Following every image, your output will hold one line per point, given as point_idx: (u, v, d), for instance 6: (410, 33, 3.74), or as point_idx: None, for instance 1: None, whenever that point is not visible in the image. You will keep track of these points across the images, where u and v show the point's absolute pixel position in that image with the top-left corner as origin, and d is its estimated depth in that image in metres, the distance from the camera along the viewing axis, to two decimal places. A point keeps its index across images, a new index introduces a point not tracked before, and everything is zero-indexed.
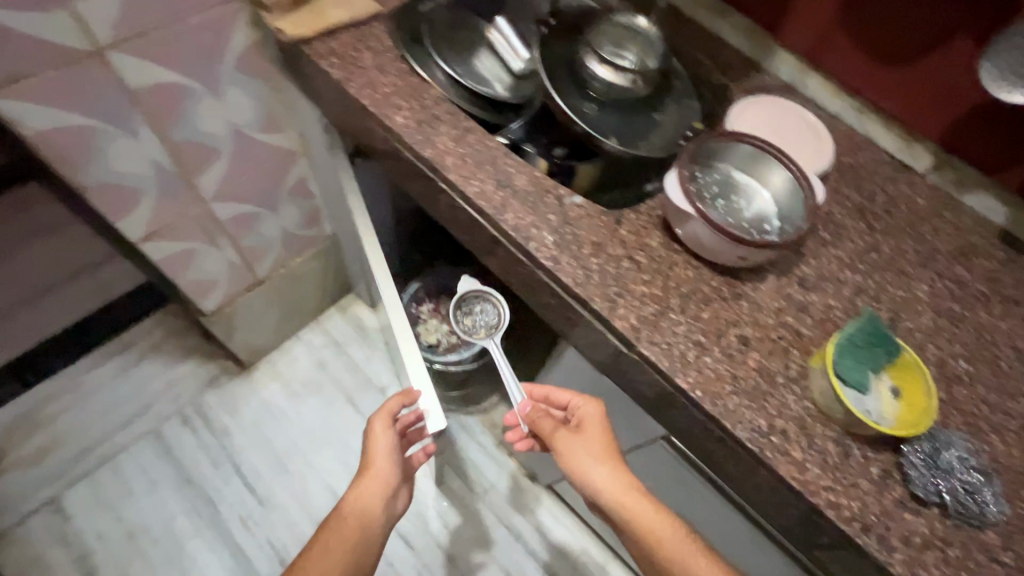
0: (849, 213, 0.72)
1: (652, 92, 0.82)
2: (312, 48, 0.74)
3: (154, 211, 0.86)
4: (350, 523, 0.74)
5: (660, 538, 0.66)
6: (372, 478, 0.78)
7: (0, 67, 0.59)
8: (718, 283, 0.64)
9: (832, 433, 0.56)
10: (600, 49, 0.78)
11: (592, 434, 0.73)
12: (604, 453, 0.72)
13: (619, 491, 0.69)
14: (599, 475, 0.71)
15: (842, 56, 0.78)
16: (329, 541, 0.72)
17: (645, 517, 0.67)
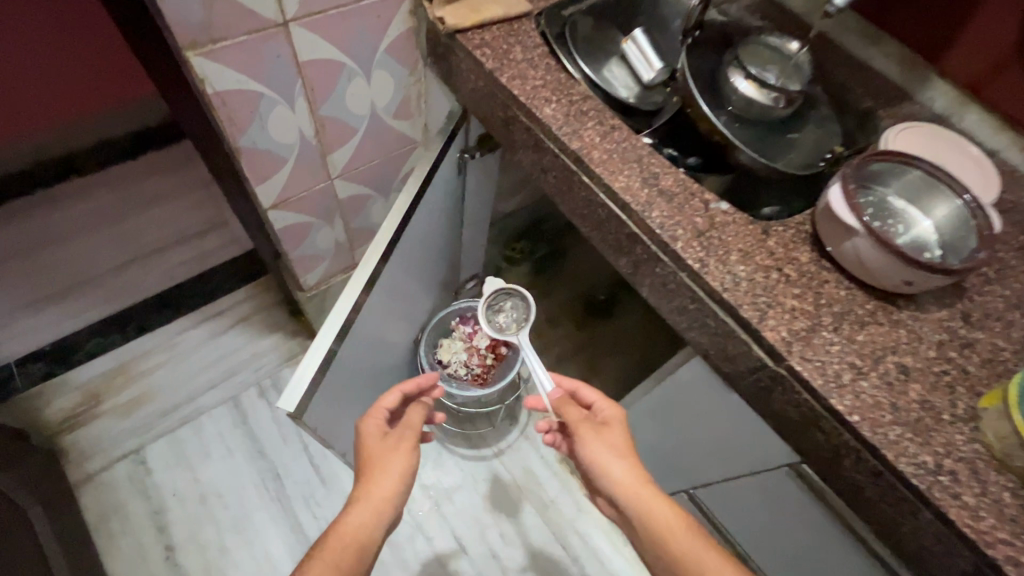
0: (1015, 253, 0.67)
1: (791, 114, 0.80)
2: (466, 38, 0.77)
3: (289, 181, 0.90)
4: (348, 537, 0.70)
5: (674, 536, 0.66)
6: (373, 493, 0.75)
7: (205, 26, 0.64)
8: (873, 307, 0.60)
9: (1009, 483, 0.51)
10: (747, 65, 0.77)
11: (615, 431, 0.78)
12: (622, 450, 0.75)
13: (635, 487, 0.71)
14: (619, 473, 0.72)
15: (1012, 89, 0.73)
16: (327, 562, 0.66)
17: (660, 513, 0.68)
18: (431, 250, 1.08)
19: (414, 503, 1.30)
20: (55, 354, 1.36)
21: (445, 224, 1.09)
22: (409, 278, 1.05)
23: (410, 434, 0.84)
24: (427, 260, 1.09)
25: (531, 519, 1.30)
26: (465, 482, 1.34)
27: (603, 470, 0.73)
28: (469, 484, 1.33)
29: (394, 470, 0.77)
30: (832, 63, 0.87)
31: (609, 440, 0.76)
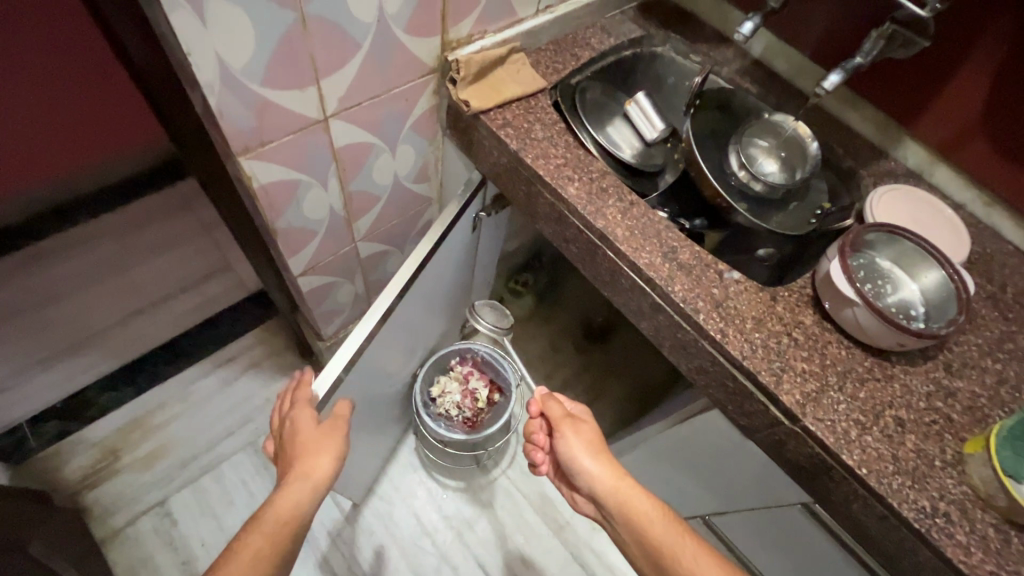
0: (985, 303, 0.78)
1: (792, 194, 0.90)
2: (489, 117, 0.82)
3: (319, 249, 0.94)
4: (283, 521, 0.67)
5: (624, 498, 0.82)
6: (303, 480, 0.71)
7: (273, 140, 0.69)
8: (870, 364, 0.68)
9: (991, 520, 0.60)
10: (747, 152, 0.90)
11: (587, 429, 0.92)
12: (595, 448, 0.89)
13: (610, 475, 0.85)
14: (589, 462, 0.87)
15: (978, 155, 0.82)
16: (262, 534, 0.65)
17: (634, 500, 0.81)
18: (431, 308, 1.09)
19: (440, 536, 1.35)
20: (69, 411, 1.35)
21: (448, 288, 1.10)
22: (405, 337, 1.05)
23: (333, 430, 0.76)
24: (426, 319, 1.10)
25: (550, 543, 1.37)
26: (485, 509, 1.39)
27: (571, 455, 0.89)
28: (489, 511, 1.39)
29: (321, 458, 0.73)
30: (816, 124, 0.95)
31: (578, 433, 0.91)
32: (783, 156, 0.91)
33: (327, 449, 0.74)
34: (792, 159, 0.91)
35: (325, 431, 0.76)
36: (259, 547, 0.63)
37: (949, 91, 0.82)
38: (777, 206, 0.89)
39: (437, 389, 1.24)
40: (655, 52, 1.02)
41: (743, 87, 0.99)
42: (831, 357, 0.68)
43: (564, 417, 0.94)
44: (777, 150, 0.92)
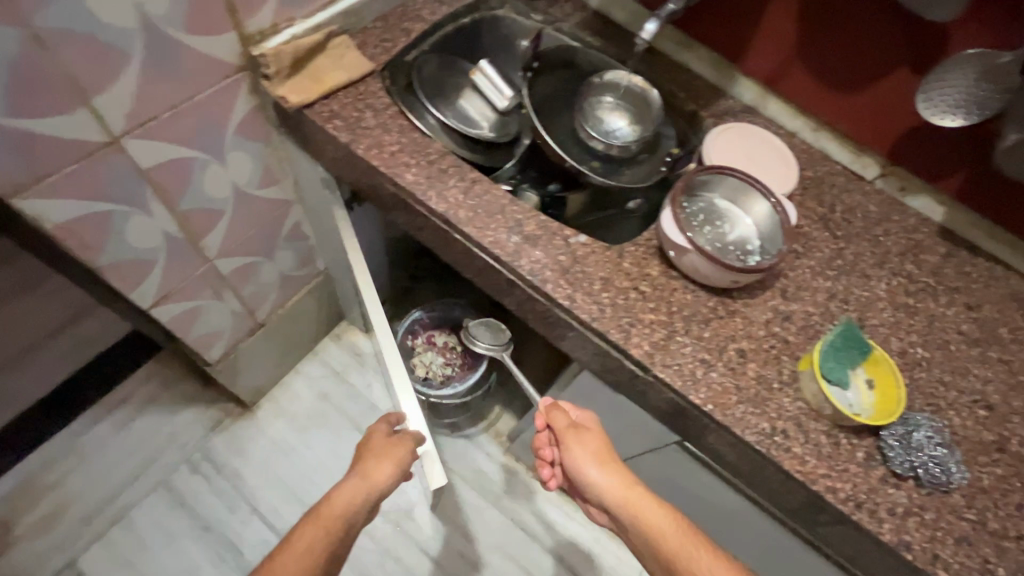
0: (815, 226, 0.83)
1: (645, 146, 0.91)
2: (314, 110, 0.78)
3: (165, 277, 0.87)
4: (333, 518, 0.75)
5: (631, 506, 0.76)
6: (360, 482, 0.81)
7: (52, 173, 0.62)
8: (714, 303, 0.72)
9: (823, 427, 0.66)
10: (595, 121, 0.91)
11: (591, 437, 0.83)
12: (600, 457, 0.81)
13: (618, 485, 0.77)
14: (596, 472, 0.80)
15: (800, 84, 0.86)
16: (317, 528, 0.73)
17: (643, 511, 0.75)
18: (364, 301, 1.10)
19: (379, 532, 1.36)
20: None
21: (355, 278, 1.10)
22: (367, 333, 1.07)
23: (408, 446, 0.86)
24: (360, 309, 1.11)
25: (490, 514, 1.41)
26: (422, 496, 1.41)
27: (578, 468, 0.81)
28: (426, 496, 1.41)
29: (389, 462, 0.83)
30: (658, 69, 0.96)
31: (581, 444, 0.82)
32: (630, 112, 0.92)
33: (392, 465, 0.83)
34: (637, 113, 0.92)
35: (387, 446, 0.86)
36: (313, 539, 0.72)
37: (767, 20, 0.84)
38: (631, 160, 0.90)
39: (422, 369, 1.34)
40: (489, 14, 0.98)
41: (585, 41, 0.98)
42: (678, 302, 0.71)
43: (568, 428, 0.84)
44: (621, 106, 0.93)
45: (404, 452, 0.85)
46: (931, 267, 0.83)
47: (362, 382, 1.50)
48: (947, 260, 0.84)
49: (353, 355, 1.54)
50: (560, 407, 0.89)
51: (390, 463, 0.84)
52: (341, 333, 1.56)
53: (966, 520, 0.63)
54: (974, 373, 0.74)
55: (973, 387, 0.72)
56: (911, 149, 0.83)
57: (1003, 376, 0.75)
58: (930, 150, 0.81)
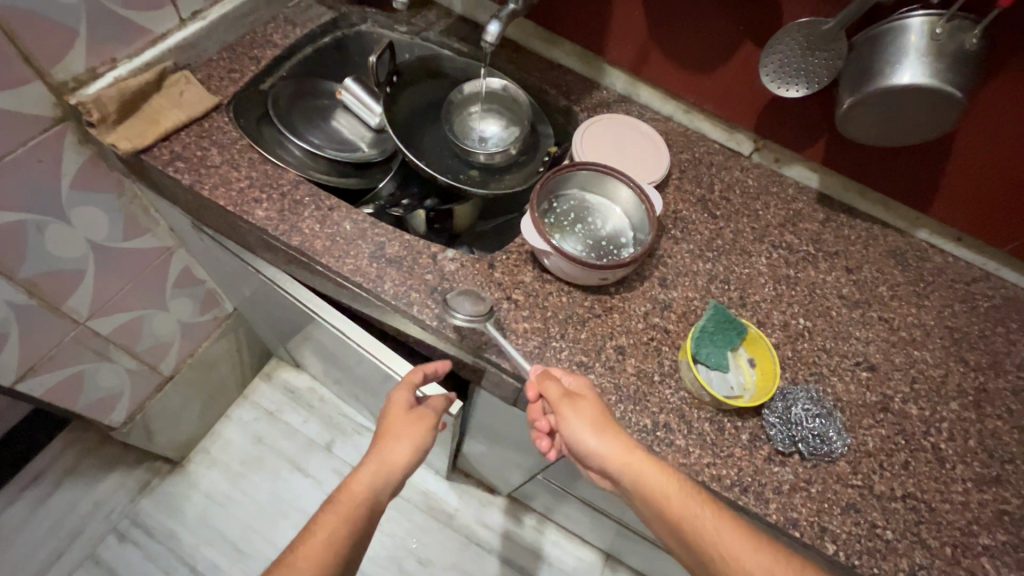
0: (694, 208, 0.83)
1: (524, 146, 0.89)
2: (153, 155, 0.73)
3: (25, 348, 0.81)
4: (357, 503, 0.63)
5: (646, 483, 0.57)
6: (381, 464, 0.68)
7: None
8: (590, 302, 0.71)
9: (707, 414, 0.65)
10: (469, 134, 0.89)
11: (591, 405, 0.60)
12: (602, 426, 0.59)
13: (624, 459, 0.57)
14: (596, 443, 0.59)
15: (661, 70, 0.85)
16: (335, 516, 0.61)
17: (658, 485, 0.56)
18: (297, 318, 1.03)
19: None
20: None
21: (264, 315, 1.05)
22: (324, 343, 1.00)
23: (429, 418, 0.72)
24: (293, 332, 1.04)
25: (444, 535, 1.38)
26: None
27: (574, 440, 0.60)
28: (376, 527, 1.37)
29: (411, 439, 0.70)
30: (528, 66, 0.94)
31: (581, 415, 0.59)
32: (502, 114, 0.90)
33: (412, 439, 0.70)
34: (506, 113, 0.90)
35: (407, 419, 0.71)
36: (330, 532, 0.60)
37: (617, 11, 0.83)
38: (510, 164, 0.89)
39: None
40: (351, 32, 0.96)
41: (452, 48, 0.95)
42: (552, 306, 0.70)
43: (564, 399, 0.60)
44: (489, 107, 0.90)
45: (427, 428, 0.71)
46: (810, 235, 0.83)
47: (297, 419, 1.45)
48: (826, 225, 0.85)
49: (285, 393, 1.48)
50: (554, 374, 0.64)
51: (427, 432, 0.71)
52: (271, 371, 1.50)
53: (853, 487, 0.63)
54: (855, 336, 0.74)
55: (854, 350, 0.73)
56: (773, 123, 0.83)
57: (884, 334, 0.75)
58: (792, 121, 0.82)
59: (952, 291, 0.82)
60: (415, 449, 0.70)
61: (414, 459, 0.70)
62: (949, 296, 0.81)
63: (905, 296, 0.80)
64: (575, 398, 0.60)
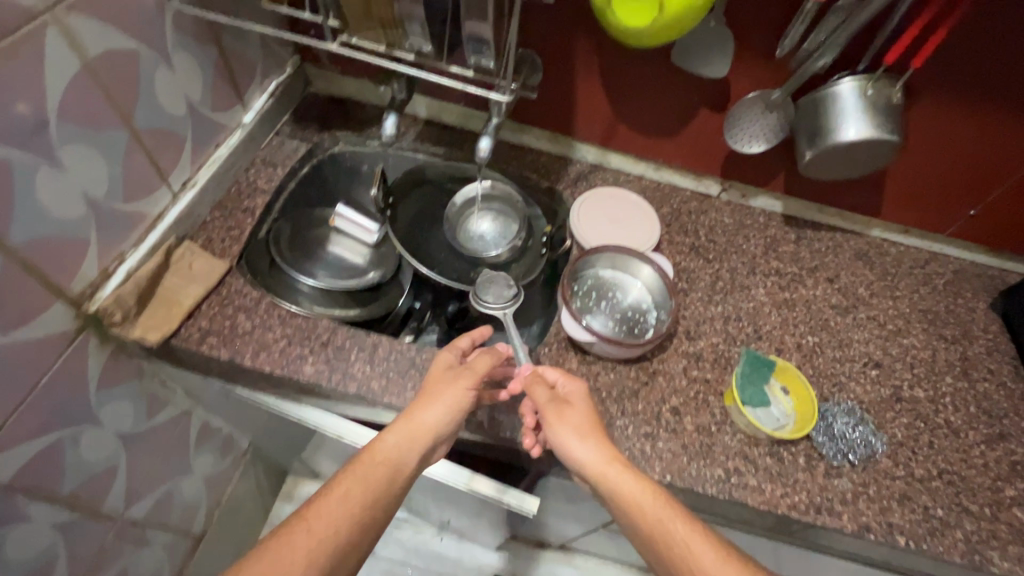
0: (691, 256, 0.91)
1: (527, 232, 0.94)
2: (182, 336, 0.72)
3: (71, 563, 0.76)
4: (380, 465, 0.62)
5: (616, 487, 0.62)
6: (410, 425, 0.65)
7: None
8: (635, 372, 0.77)
9: (766, 448, 0.72)
10: (472, 237, 0.94)
11: (576, 411, 0.67)
12: (583, 431, 0.66)
13: (599, 465, 0.63)
14: (577, 447, 0.65)
15: (629, 140, 0.95)
16: (357, 476, 0.60)
17: (629, 490, 0.61)
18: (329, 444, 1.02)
19: None
20: None
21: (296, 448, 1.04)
22: None
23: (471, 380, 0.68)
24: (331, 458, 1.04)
25: None
26: None
27: (557, 444, 0.66)
28: None
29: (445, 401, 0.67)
30: (504, 156, 1.00)
31: (565, 421, 0.66)
32: (495, 209, 0.96)
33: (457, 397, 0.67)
34: (502, 211, 0.95)
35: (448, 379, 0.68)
36: (346, 493, 0.59)
37: (580, 97, 0.91)
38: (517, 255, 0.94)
39: None
40: (326, 156, 0.98)
41: (428, 152, 1.00)
42: (605, 384, 0.75)
43: (551, 402, 0.67)
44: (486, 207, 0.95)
45: (467, 389, 0.67)
46: (790, 256, 0.94)
47: None
48: (799, 244, 0.96)
49: None
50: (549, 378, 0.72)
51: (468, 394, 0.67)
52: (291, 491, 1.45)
53: (901, 479, 0.72)
54: (856, 340, 0.85)
55: (859, 353, 0.84)
56: (735, 168, 0.93)
57: (877, 330, 0.87)
58: (751, 164, 0.93)
59: (914, 277, 0.95)
60: (455, 409, 0.67)
61: (452, 422, 0.67)
62: (912, 281, 0.94)
63: (881, 292, 0.92)
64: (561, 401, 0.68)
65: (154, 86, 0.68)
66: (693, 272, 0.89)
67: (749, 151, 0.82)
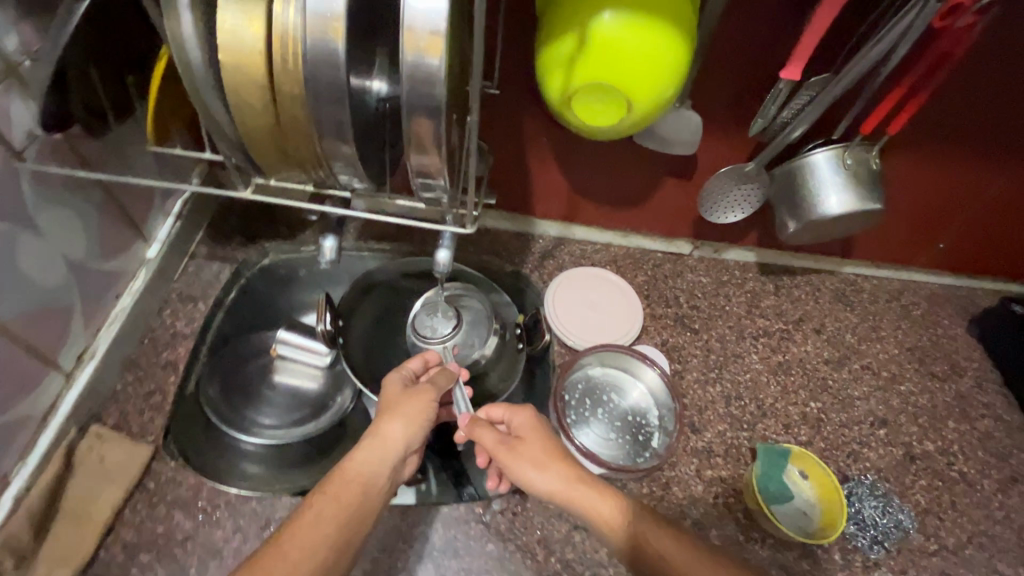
0: (677, 330, 0.85)
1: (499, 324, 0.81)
2: (106, 559, 0.59)
3: None
4: (352, 482, 0.56)
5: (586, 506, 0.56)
6: (374, 441, 0.59)
7: None
8: (649, 487, 0.69)
9: (799, 551, 0.66)
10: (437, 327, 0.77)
11: (534, 442, 0.60)
12: (546, 459, 0.59)
13: (566, 492, 0.57)
14: (541, 480, 0.58)
15: (592, 211, 0.87)
16: (327, 497, 0.54)
17: (598, 509, 0.56)
18: None
19: None
20: None
21: None
22: None
23: (431, 393, 0.64)
24: None
25: None
26: None
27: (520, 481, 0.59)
28: None
29: (406, 417, 0.61)
30: (460, 243, 0.90)
31: (524, 457, 0.59)
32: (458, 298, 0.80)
33: (422, 410, 0.63)
34: (472, 323, 0.79)
35: (408, 400, 0.63)
36: (318, 512, 0.53)
37: (536, 176, 0.83)
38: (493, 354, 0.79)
39: None
40: (254, 273, 0.84)
41: (373, 251, 0.88)
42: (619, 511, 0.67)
43: (502, 441, 0.60)
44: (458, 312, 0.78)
45: (429, 404, 0.63)
46: (774, 311, 0.90)
47: None
48: (779, 295, 0.92)
49: None
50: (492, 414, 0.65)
51: (430, 405, 0.63)
52: None
53: (934, 555, 0.68)
54: (858, 397, 0.81)
55: (864, 412, 0.80)
56: (706, 228, 0.88)
57: (874, 381, 0.84)
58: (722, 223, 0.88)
59: (893, 311, 0.93)
60: (418, 426, 0.62)
61: (418, 436, 0.62)
62: (893, 317, 0.92)
63: (868, 335, 0.89)
64: (511, 438, 0.61)
65: (19, 261, 0.54)
66: (683, 350, 0.83)
67: (725, 221, 0.77)
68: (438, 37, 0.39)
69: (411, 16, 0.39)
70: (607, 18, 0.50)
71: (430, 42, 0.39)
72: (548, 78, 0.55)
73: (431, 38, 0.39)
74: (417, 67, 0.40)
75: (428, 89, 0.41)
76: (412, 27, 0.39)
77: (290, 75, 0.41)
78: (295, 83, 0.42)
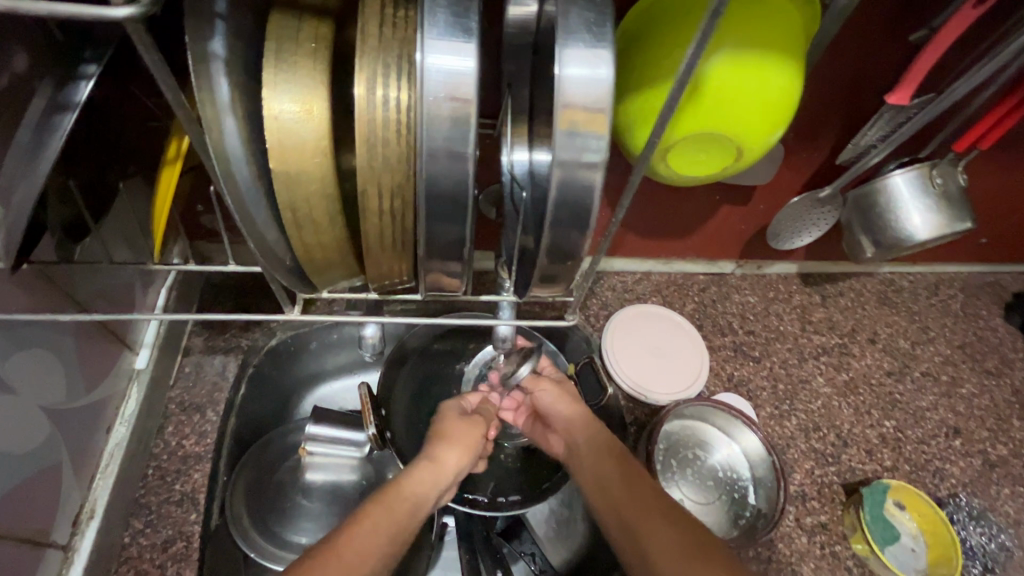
0: (739, 361, 0.80)
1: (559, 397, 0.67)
2: None
3: None
4: (406, 500, 0.50)
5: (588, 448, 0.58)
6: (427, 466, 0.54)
7: None
8: (755, 550, 0.64)
9: None
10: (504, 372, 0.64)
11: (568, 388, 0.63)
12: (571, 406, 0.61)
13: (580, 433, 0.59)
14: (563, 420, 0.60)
15: (635, 243, 0.79)
16: (381, 505, 0.49)
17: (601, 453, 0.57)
18: None
19: None
20: None
21: None
22: None
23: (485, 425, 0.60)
24: None
25: None
26: None
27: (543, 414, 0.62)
28: None
29: (463, 444, 0.56)
30: None
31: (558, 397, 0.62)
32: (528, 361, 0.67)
33: (475, 438, 0.58)
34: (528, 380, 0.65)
35: (464, 422, 0.59)
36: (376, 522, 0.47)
37: None
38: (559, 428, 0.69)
39: None
40: (264, 358, 0.67)
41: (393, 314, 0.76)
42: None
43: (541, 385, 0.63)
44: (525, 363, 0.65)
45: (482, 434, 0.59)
46: (827, 324, 0.86)
47: None
48: (828, 304, 0.88)
49: None
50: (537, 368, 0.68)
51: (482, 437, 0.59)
52: None
53: None
54: (927, 409, 0.79)
55: (937, 424, 0.78)
56: (754, 248, 0.82)
57: (938, 388, 0.82)
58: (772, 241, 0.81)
59: (936, 308, 0.91)
60: (470, 458, 0.57)
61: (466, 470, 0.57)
62: (937, 313, 0.90)
63: (920, 338, 0.87)
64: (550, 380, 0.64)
65: None
66: (749, 385, 0.78)
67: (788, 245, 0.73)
68: (602, 115, 0.30)
69: (568, 88, 0.30)
70: (721, 55, 0.41)
71: (590, 118, 0.30)
72: (630, 127, 0.43)
73: (593, 116, 0.30)
74: (571, 155, 0.31)
75: (582, 180, 0.32)
76: (571, 103, 0.30)
77: (400, 184, 0.31)
78: (403, 192, 0.32)
